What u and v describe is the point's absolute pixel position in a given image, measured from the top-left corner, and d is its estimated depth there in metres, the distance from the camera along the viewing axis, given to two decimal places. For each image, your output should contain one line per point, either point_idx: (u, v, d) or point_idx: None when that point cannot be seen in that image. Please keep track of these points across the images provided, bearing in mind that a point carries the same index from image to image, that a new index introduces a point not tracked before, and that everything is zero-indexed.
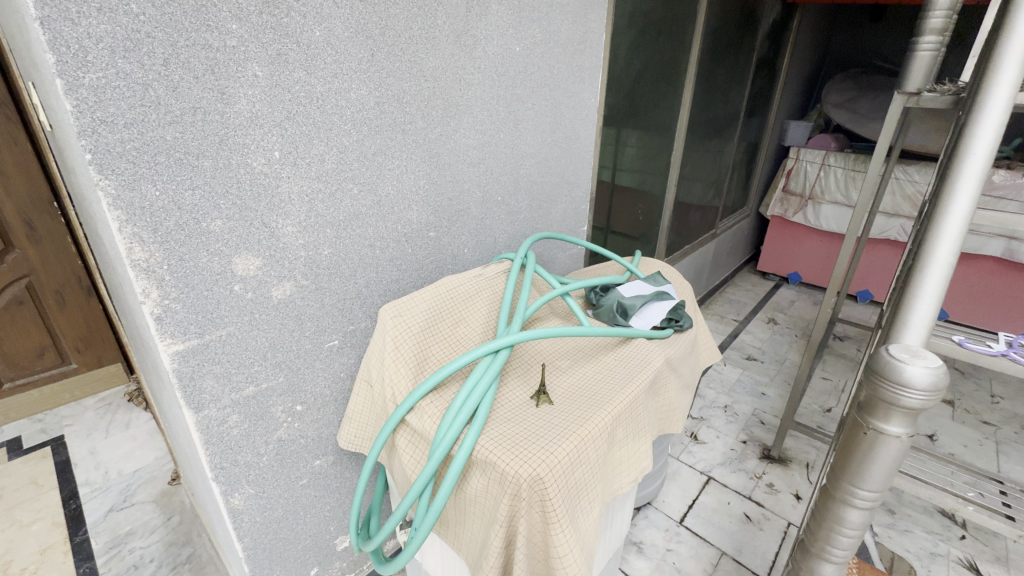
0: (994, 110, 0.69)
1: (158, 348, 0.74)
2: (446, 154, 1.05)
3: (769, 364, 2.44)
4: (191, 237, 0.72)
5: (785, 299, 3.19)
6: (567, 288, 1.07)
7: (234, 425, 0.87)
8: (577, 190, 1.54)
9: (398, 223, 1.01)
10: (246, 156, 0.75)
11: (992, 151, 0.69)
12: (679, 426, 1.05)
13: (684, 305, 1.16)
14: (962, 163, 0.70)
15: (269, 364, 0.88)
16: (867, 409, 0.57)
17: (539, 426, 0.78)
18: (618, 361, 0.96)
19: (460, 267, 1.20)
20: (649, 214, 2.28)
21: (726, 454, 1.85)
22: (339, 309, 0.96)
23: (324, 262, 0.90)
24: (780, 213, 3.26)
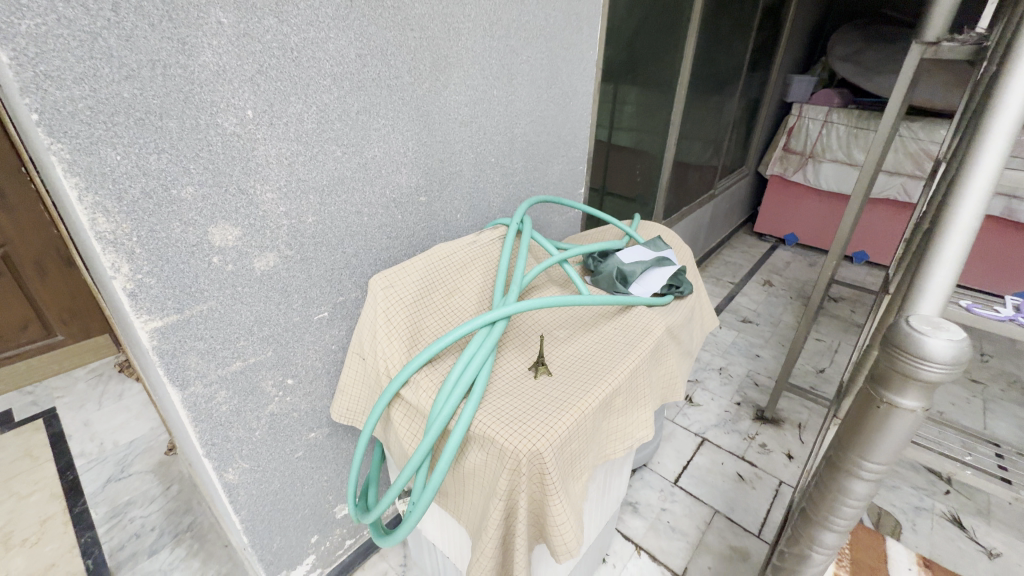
0: None
1: (134, 325, 0.70)
2: (435, 113, 0.98)
3: (765, 326, 2.44)
4: (160, 206, 0.67)
5: (781, 260, 3.17)
6: (564, 254, 1.03)
7: (223, 401, 0.84)
8: (574, 150, 1.47)
9: (386, 187, 0.95)
10: (216, 116, 0.68)
11: None
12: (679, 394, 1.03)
13: (685, 271, 1.13)
14: (992, 117, 0.63)
15: (256, 338, 0.85)
16: (881, 381, 0.55)
17: (538, 399, 0.76)
18: (618, 330, 0.93)
19: (453, 233, 1.15)
20: (647, 174, 2.21)
21: (720, 415, 1.87)
22: (327, 280, 0.92)
23: (308, 231, 0.85)
24: (779, 173, 3.19)
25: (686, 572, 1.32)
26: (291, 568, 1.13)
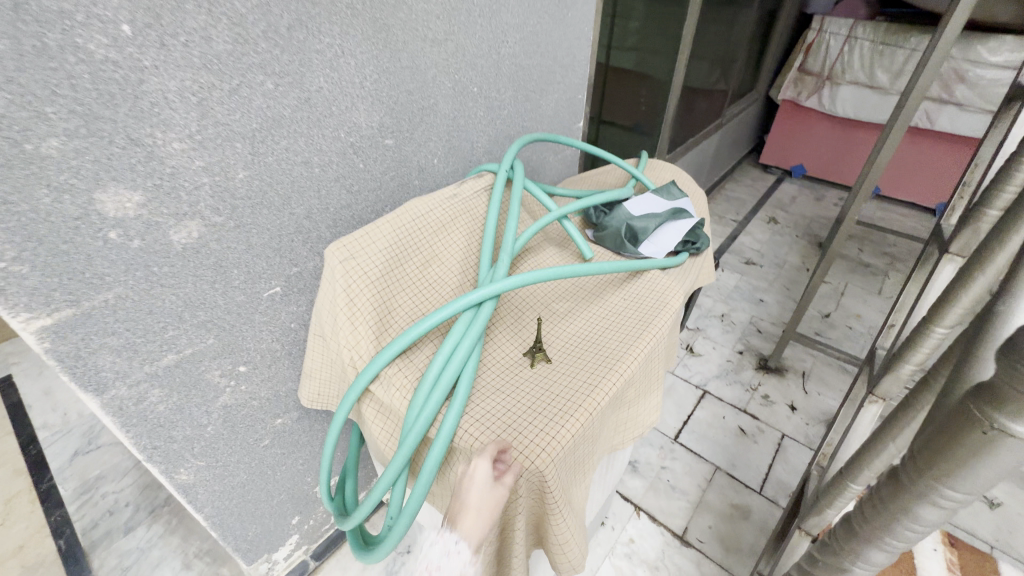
0: None
1: (13, 326, 0.54)
2: (398, 27, 0.76)
3: (769, 267, 2.32)
4: (13, 168, 0.48)
5: (787, 194, 2.99)
6: (565, 210, 0.86)
7: (159, 401, 0.70)
8: (572, 75, 1.24)
9: (341, 129, 0.75)
10: (73, 34, 0.48)
11: None
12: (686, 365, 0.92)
13: (703, 223, 0.97)
14: None
15: (190, 326, 0.69)
16: (988, 398, 0.41)
17: (535, 398, 0.63)
18: (628, 301, 0.79)
19: (431, 182, 0.97)
20: (651, 102, 1.97)
21: (722, 365, 1.79)
22: (273, 249, 0.75)
23: (240, 189, 0.67)
24: (792, 97, 2.92)
25: (687, 531, 1.29)
26: (273, 550, 1.06)
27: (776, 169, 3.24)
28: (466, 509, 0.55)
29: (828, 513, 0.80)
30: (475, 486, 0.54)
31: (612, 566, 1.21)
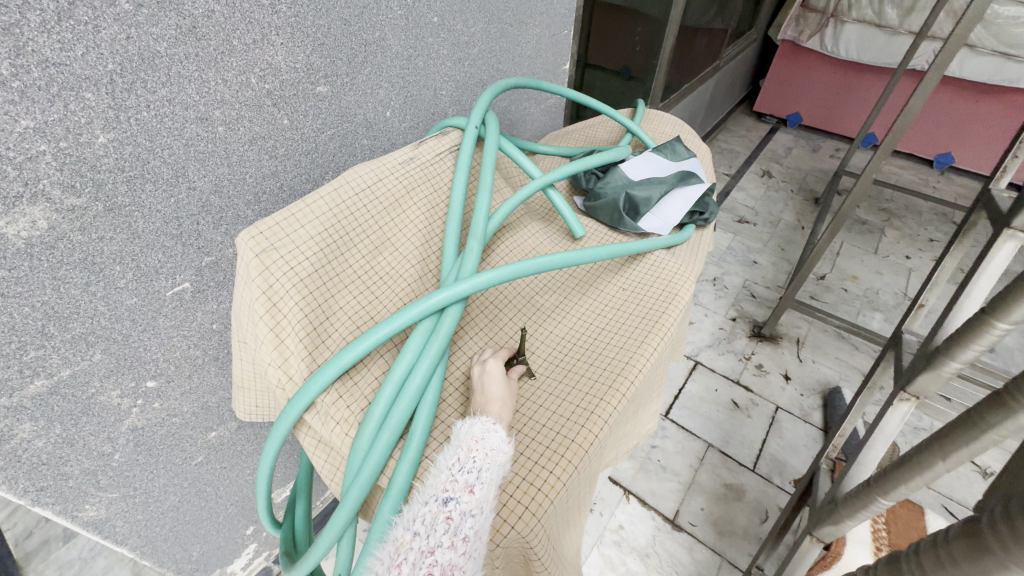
0: None
1: None
2: None
3: (762, 225, 2.20)
4: None
5: (781, 145, 2.83)
6: (549, 177, 0.69)
7: (34, 437, 0.55)
8: (556, 4, 1.03)
9: (249, 72, 0.56)
10: None
11: None
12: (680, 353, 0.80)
13: (713, 189, 0.81)
14: None
15: (62, 342, 0.53)
16: None
17: (515, 424, 0.50)
18: (629, 289, 0.65)
19: (384, 141, 0.78)
20: (644, 40, 1.74)
21: (714, 334, 1.70)
22: (171, 236, 0.57)
23: (104, 160, 0.48)
24: (792, 36, 2.69)
25: (679, 515, 1.22)
26: (227, 563, 0.96)
27: (770, 117, 3.06)
28: (487, 401, 0.49)
29: (845, 525, 0.71)
30: (493, 381, 0.51)
31: (601, 555, 1.14)
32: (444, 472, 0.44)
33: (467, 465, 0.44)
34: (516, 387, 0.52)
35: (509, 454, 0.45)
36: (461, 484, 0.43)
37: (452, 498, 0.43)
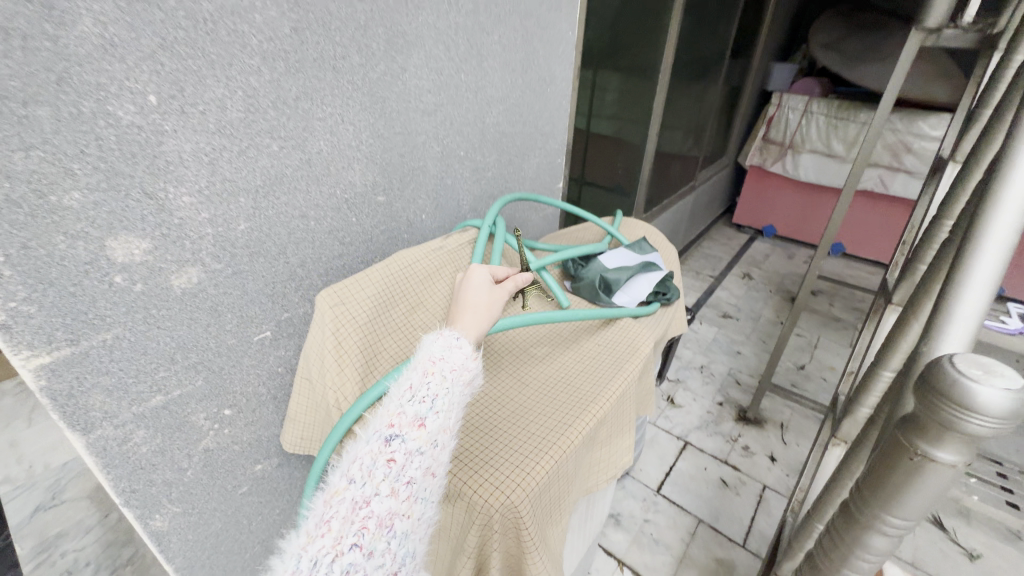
0: None
1: (13, 363, 0.56)
2: (393, 100, 0.86)
3: (745, 321, 2.41)
4: (37, 216, 0.53)
5: (760, 252, 3.15)
6: (543, 261, 0.92)
7: (142, 442, 0.71)
8: (552, 142, 1.36)
9: (337, 186, 0.83)
10: (105, 102, 0.54)
11: None
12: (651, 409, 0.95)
13: (672, 276, 1.04)
14: None
15: (181, 368, 0.72)
16: (914, 428, 0.46)
17: (513, 432, 0.66)
18: (602, 348, 0.83)
19: (419, 236, 1.04)
20: (629, 166, 2.09)
21: (703, 417, 1.82)
22: (267, 296, 0.79)
23: (240, 240, 0.72)
24: (758, 163, 3.16)
25: None
26: None
27: (748, 228, 3.43)
28: (464, 304, 0.62)
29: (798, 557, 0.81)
30: (469, 290, 0.64)
31: None
32: (391, 411, 0.52)
33: (415, 402, 0.52)
34: (487, 296, 0.63)
35: (459, 375, 0.55)
36: (407, 422, 0.51)
37: (397, 435, 0.50)
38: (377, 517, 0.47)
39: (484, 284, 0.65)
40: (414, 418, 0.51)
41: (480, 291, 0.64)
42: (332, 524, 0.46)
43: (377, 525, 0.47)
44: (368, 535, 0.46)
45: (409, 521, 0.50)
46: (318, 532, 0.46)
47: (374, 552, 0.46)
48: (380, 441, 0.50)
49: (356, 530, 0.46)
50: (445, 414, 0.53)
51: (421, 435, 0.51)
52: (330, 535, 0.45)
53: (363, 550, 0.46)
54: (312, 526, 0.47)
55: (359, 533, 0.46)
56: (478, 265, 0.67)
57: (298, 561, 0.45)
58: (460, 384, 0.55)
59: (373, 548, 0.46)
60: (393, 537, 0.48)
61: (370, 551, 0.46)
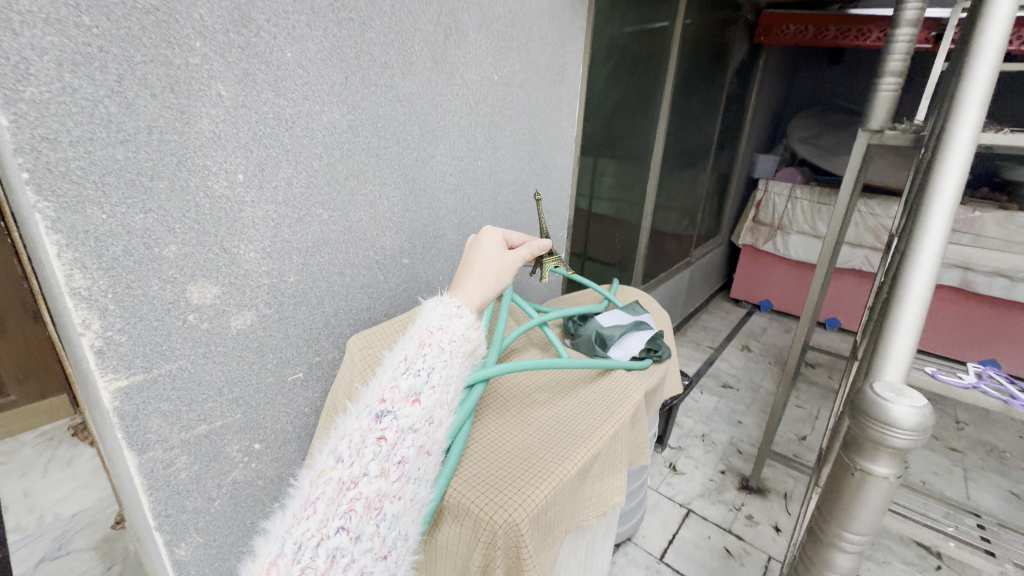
0: (959, 148, 0.63)
1: (97, 384, 0.67)
2: (422, 180, 1.04)
3: (745, 391, 2.45)
4: (141, 263, 0.67)
5: (758, 325, 3.25)
6: (546, 317, 1.04)
7: (183, 467, 0.79)
8: (555, 218, 1.55)
9: (370, 249, 0.97)
10: (206, 179, 0.70)
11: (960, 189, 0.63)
12: (643, 457, 1.01)
13: (662, 335, 1.15)
14: (938, 182, 0.64)
15: (225, 400, 0.82)
16: (854, 448, 0.55)
17: (516, 464, 0.74)
18: (597, 394, 0.92)
19: (435, 295, 1.17)
20: (626, 242, 2.26)
21: (705, 485, 1.82)
22: (305, 341, 0.91)
23: (289, 290, 0.85)
24: (750, 242, 3.37)
25: None
26: None
27: (745, 303, 3.55)
28: (471, 266, 0.69)
29: None
30: (479, 256, 0.70)
31: None
32: (383, 388, 0.54)
33: (407, 378, 0.55)
34: (492, 266, 0.69)
35: (454, 349, 0.59)
36: (398, 399, 0.53)
37: (389, 412, 0.52)
38: (365, 498, 0.48)
39: (495, 250, 0.71)
40: (406, 394, 0.54)
41: (489, 258, 0.70)
42: (318, 505, 0.47)
43: (365, 506, 0.48)
44: (355, 517, 0.47)
45: (400, 503, 0.51)
46: (305, 514, 0.47)
47: (361, 534, 0.47)
48: (370, 418, 0.52)
49: (343, 511, 0.47)
50: (437, 391, 0.55)
51: (412, 412, 0.53)
52: (316, 517, 0.47)
53: (350, 532, 0.47)
54: (300, 507, 0.48)
55: (346, 514, 0.47)
56: (493, 227, 0.73)
57: (284, 542, 0.46)
58: (452, 357, 0.58)
59: (360, 530, 0.47)
60: (383, 520, 0.49)
61: (358, 534, 0.47)
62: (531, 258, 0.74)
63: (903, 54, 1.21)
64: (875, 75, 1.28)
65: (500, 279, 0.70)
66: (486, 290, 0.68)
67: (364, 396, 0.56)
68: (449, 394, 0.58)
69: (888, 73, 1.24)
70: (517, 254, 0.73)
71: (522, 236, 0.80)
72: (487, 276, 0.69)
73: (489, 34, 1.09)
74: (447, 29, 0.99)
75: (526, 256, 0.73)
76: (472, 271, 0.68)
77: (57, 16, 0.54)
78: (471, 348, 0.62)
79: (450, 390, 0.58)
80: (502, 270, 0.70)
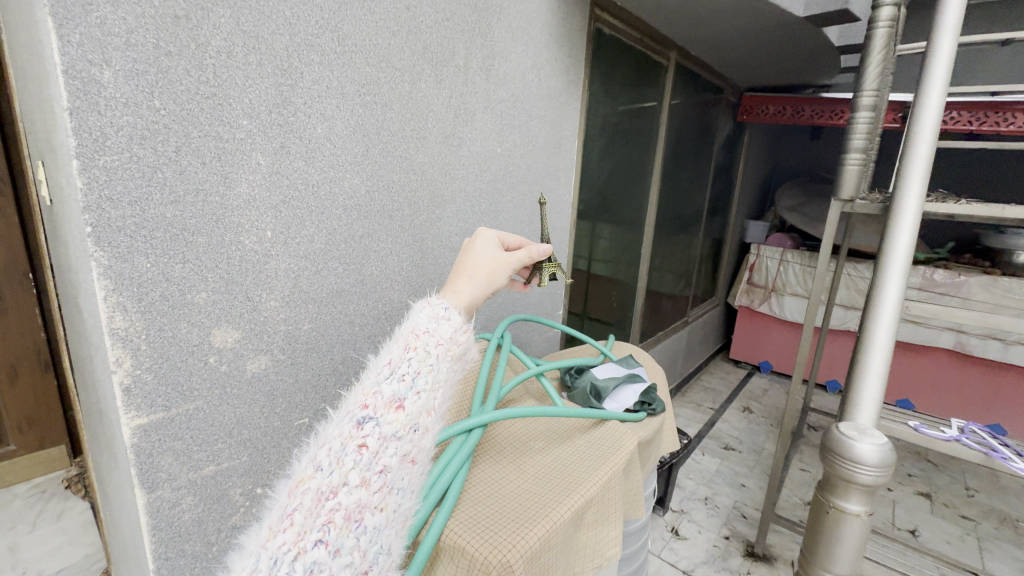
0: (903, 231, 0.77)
1: (119, 421, 0.71)
2: (429, 240, 1.13)
3: (747, 453, 2.42)
4: (174, 308, 0.74)
5: (759, 387, 3.24)
6: (542, 368, 1.08)
7: (187, 508, 0.81)
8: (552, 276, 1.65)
9: (379, 300, 1.05)
10: (239, 235, 0.79)
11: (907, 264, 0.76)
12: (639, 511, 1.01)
13: (656, 388, 1.19)
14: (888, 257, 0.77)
15: (234, 442, 0.85)
16: (826, 488, 0.61)
17: (511, 509, 0.76)
18: (591, 444, 0.95)
19: None
20: (623, 300, 2.34)
21: (709, 551, 1.76)
22: (313, 386, 0.96)
23: (302, 338, 0.92)
24: (746, 303, 3.44)
25: None
26: None
27: (745, 364, 3.56)
28: (462, 268, 0.63)
29: None
30: (472, 257, 0.64)
31: None
32: (365, 393, 0.49)
33: (391, 382, 0.49)
34: (486, 269, 0.63)
35: (443, 354, 0.54)
36: (381, 404, 0.48)
37: (371, 417, 0.47)
38: (344, 509, 0.43)
39: (491, 249, 0.64)
40: (389, 400, 0.49)
41: (484, 256, 0.64)
42: (295, 517, 0.42)
43: (344, 519, 0.43)
44: (334, 530, 0.42)
45: (381, 515, 0.46)
46: (280, 526, 0.42)
47: (340, 549, 0.42)
48: (351, 425, 0.47)
49: (321, 523, 0.42)
50: (423, 396, 0.50)
51: (396, 419, 0.48)
52: (292, 530, 0.42)
53: (329, 547, 0.42)
54: (276, 520, 0.43)
55: (324, 527, 0.42)
56: (487, 228, 0.67)
57: (257, 558, 0.41)
58: (439, 360, 0.53)
59: (339, 545, 0.42)
60: (363, 533, 0.44)
61: (336, 548, 0.42)
62: (529, 262, 0.68)
63: (864, 134, 1.35)
64: (841, 151, 1.42)
65: (493, 280, 0.63)
66: (478, 290, 0.61)
67: (345, 400, 0.51)
68: (436, 400, 0.52)
69: (852, 149, 1.38)
70: (512, 255, 0.65)
71: (518, 239, 0.76)
72: (479, 275, 0.62)
73: (493, 114, 1.24)
74: (457, 111, 1.13)
75: (525, 259, 0.67)
76: (464, 270, 0.62)
77: (134, 100, 0.64)
78: (460, 352, 0.57)
79: (437, 395, 0.53)
80: (497, 271, 0.63)
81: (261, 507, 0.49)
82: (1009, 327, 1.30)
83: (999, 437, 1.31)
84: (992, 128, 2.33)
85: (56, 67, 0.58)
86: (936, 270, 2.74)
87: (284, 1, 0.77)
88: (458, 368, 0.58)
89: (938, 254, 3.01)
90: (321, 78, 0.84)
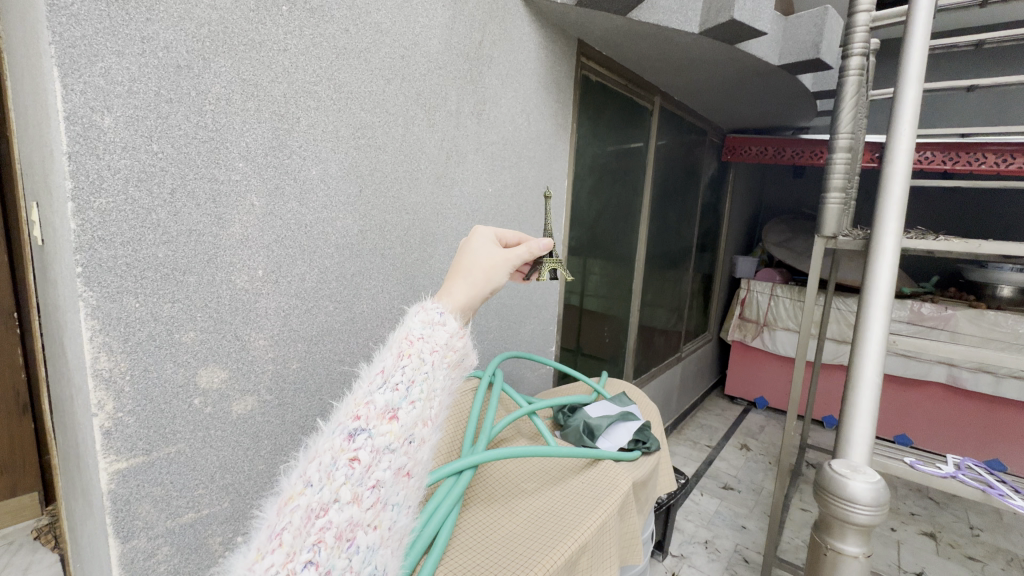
0: (884, 270, 0.79)
1: (98, 467, 0.69)
2: (420, 276, 1.15)
3: (746, 493, 2.36)
4: (161, 348, 0.73)
5: (755, 423, 3.20)
6: (534, 406, 1.06)
7: (162, 560, 0.77)
8: (544, 313, 1.65)
9: (370, 338, 1.05)
10: (230, 274, 0.79)
11: (890, 298, 0.77)
12: (636, 556, 0.98)
13: (650, 426, 1.18)
14: (871, 291, 0.79)
15: (215, 487, 0.82)
16: (825, 529, 0.65)
17: (502, 555, 0.73)
18: (585, 484, 0.92)
19: None
20: (615, 335, 2.33)
21: None
22: (299, 427, 0.94)
23: (290, 379, 0.91)
24: (739, 338, 3.46)
25: None
26: None
27: (741, 400, 3.54)
28: (458, 271, 0.59)
29: None
30: (468, 256, 0.60)
31: None
32: (357, 403, 0.47)
33: (384, 391, 0.47)
34: (484, 270, 0.59)
35: (439, 360, 0.51)
36: (373, 415, 0.46)
37: (363, 429, 0.45)
38: (335, 528, 0.41)
39: (489, 247, 0.60)
40: (382, 410, 0.46)
41: (481, 255, 0.60)
42: (284, 537, 0.41)
43: (335, 538, 0.41)
44: (325, 550, 0.40)
45: (376, 534, 0.44)
46: (269, 548, 0.40)
47: (331, 571, 0.40)
48: (342, 437, 0.45)
49: (310, 543, 0.40)
50: (418, 406, 0.47)
51: (389, 431, 0.45)
52: (281, 551, 0.40)
53: (318, 569, 0.39)
54: (264, 542, 0.41)
55: (314, 547, 0.40)
56: (484, 227, 0.63)
57: None
58: (435, 367, 0.50)
59: (329, 567, 0.40)
60: (355, 553, 0.42)
61: (327, 570, 0.40)
62: (530, 258, 0.61)
63: (843, 173, 1.41)
64: (822, 189, 1.46)
65: (493, 279, 0.59)
66: (473, 292, 0.58)
67: (336, 412, 0.49)
68: (432, 409, 0.50)
69: (831, 188, 1.43)
70: (514, 252, 0.60)
71: (519, 235, 0.70)
72: (475, 275, 0.59)
73: (484, 155, 1.28)
74: (449, 153, 1.17)
75: (526, 255, 0.60)
76: (459, 270, 0.59)
77: (132, 143, 0.66)
78: (458, 358, 0.54)
79: (434, 405, 0.50)
80: (495, 270, 0.59)
81: (252, 526, 0.47)
82: (997, 360, 1.30)
83: (996, 473, 1.30)
84: (965, 167, 2.43)
85: (58, 112, 0.60)
86: (924, 303, 2.77)
87: (284, 52, 0.81)
88: (455, 376, 0.55)
89: (924, 287, 3.06)
90: (318, 124, 0.87)
